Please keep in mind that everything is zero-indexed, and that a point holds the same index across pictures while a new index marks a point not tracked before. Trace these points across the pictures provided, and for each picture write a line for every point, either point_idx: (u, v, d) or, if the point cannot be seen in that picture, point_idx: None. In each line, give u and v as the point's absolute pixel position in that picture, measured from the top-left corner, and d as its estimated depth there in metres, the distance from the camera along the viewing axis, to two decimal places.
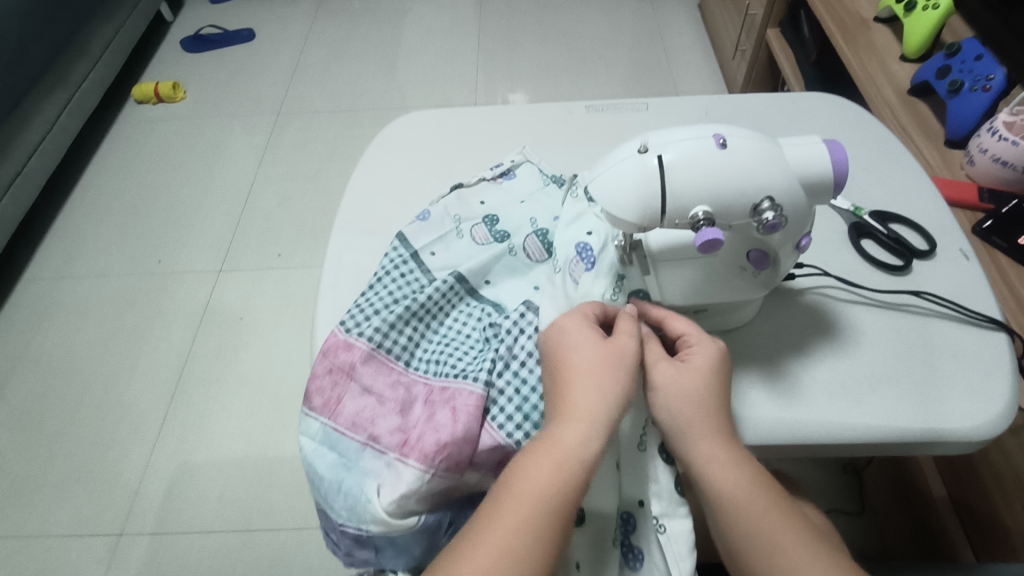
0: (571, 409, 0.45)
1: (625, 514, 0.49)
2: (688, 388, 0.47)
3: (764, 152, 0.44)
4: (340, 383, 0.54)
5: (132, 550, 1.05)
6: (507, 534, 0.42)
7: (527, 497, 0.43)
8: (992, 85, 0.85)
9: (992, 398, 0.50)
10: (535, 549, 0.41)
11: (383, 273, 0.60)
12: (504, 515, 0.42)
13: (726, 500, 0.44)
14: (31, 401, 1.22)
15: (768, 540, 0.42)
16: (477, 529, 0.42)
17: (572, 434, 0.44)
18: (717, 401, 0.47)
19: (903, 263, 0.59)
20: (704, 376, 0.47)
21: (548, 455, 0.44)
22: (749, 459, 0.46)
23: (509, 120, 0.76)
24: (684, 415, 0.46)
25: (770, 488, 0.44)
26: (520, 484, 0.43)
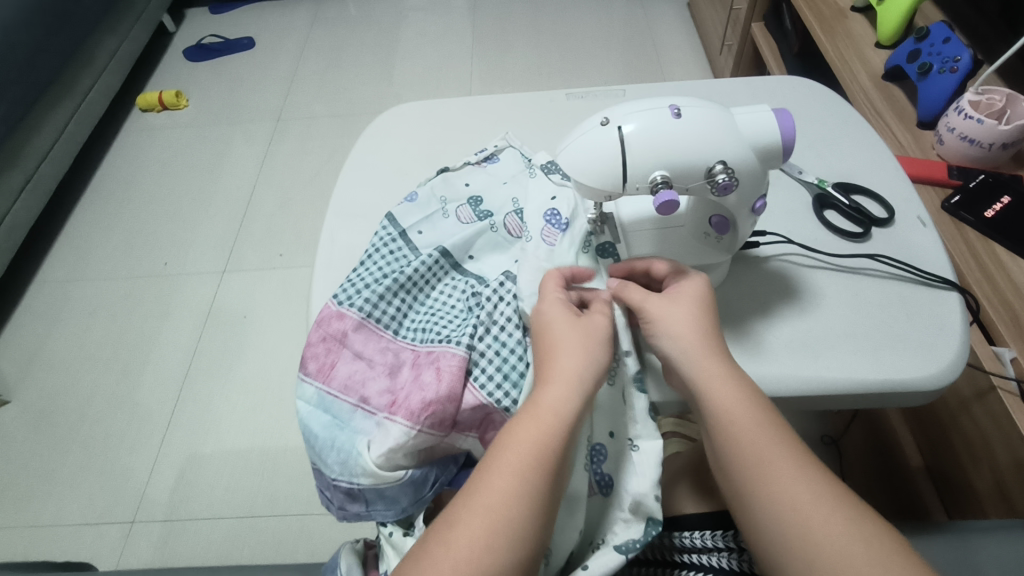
0: (557, 371, 0.49)
1: (597, 446, 0.53)
2: (680, 318, 0.51)
3: (716, 119, 0.48)
4: (333, 350, 0.58)
5: (144, 536, 1.09)
6: (504, 481, 0.45)
7: (521, 448, 0.46)
8: (959, 66, 0.88)
9: (942, 351, 0.53)
10: (531, 495, 0.44)
11: (373, 249, 0.64)
12: (501, 465, 0.45)
13: (721, 412, 0.47)
14: (46, 397, 1.27)
15: (759, 444, 0.46)
16: (478, 477, 0.45)
17: (557, 392, 0.48)
18: (708, 327, 0.51)
19: (863, 230, 0.62)
20: (692, 305, 0.51)
21: (537, 411, 0.47)
22: (742, 377, 0.49)
23: (493, 109, 0.80)
24: (681, 337, 0.50)
25: (762, 405, 0.48)
26: (515, 438, 0.46)
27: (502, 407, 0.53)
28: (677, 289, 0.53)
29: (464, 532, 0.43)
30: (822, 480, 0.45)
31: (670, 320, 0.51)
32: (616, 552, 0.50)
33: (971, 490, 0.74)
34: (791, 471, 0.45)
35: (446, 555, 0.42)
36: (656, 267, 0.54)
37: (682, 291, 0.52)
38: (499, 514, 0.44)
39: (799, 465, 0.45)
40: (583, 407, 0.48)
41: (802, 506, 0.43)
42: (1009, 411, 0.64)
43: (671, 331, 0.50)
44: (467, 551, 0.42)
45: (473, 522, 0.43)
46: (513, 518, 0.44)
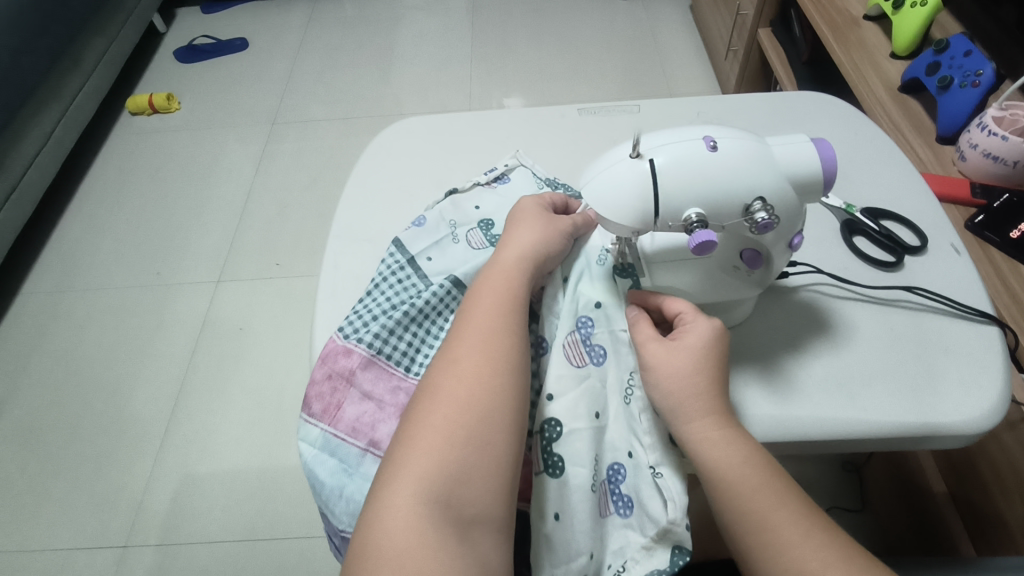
0: (492, 268, 0.53)
1: (615, 465, 0.49)
2: (677, 370, 0.47)
3: (753, 152, 0.45)
4: (339, 389, 0.54)
5: (137, 561, 1.05)
6: (463, 359, 0.47)
7: (473, 329, 0.49)
8: (981, 80, 0.85)
9: (985, 391, 0.51)
10: (494, 361, 0.47)
11: (380, 278, 0.60)
12: (458, 348, 0.48)
13: (718, 477, 0.44)
14: (34, 414, 1.23)
15: (758, 512, 0.43)
16: (439, 368, 0.48)
17: (493, 280, 0.52)
18: (707, 376, 0.47)
19: (895, 258, 0.60)
20: (689, 354, 0.48)
21: (480, 298, 0.51)
22: (743, 436, 0.46)
23: (502, 125, 0.77)
24: (677, 394, 0.47)
25: (763, 465, 0.45)
26: (464, 326, 0.49)
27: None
28: (683, 333, 0.49)
29: (433, 408, 0.45)
30: (834, 545, 0.42)
31: (664, 372, 0.48)
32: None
33: (999, 521, 0.72)
34: (798, 537, 0.42)
35: (425, 431, 0.44)
36: (669, 305, 0.52)
37: (684, 336, 0.49)
38: (467, 385, 0.46)
39: (805, 530, 0.42)
40: (524, 285, 0.51)
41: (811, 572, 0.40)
42: None
43: (664, 387, 0.47)
44: (442, 423, 0.44)
45: (441, 399, 0.45)
46: (480, 384, 0.46)
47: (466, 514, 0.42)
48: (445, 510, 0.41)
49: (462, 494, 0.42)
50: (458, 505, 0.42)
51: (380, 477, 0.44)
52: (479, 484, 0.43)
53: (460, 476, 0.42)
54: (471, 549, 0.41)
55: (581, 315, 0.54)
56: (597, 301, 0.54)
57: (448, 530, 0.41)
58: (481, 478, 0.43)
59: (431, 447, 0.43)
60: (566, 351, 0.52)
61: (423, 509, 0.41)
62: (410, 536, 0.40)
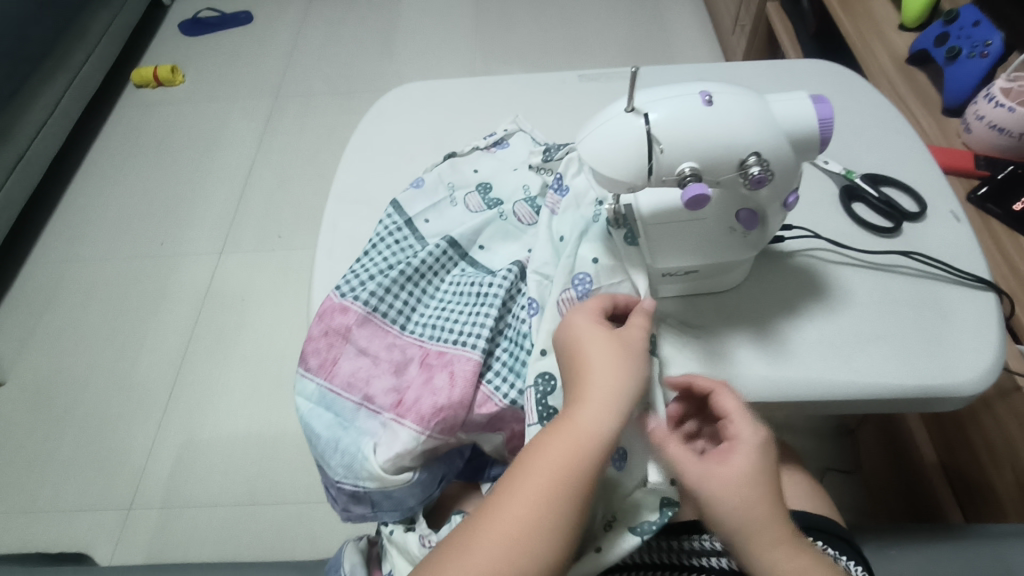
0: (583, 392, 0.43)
1: None
2: (735, 501, 0.43)
3: (750, 108, 0.44)
4: (336, 345, 0.55)
5: (141, 523, 1.07)
6: (539, 480, 0.41)
7: (564, 440, 0.42)
8: (989, 51, 0.84)
9: (976, 355, 0.51)
10: (563, 497, 0.41)
11: (377, 239, 0.60)
12: (516, 494, 0.41)
13: None
14: (40, 380, 1.25)
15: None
16: (517, 472, 0.42)
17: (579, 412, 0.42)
18: (767, 492, 0.43)
19: (893, 225, 0.59)
20: (743, 476, 0.43)
21: (582, 396, 0.43)
22: (807, 553, 0.44)
23: (502, 91, 0.76)
24: (743, 526, 0.43)
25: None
26: (556, 435, 0.42)
27: (509, 401, 0.51)
28: (727, 456, 0.44)
29: (490, 531, 0.41)
30: None
31: (718, 500, 0.43)
32: (631, 535, 0.46)
33: (989, 490, 0.72)
34: None
35: (477, 551, 0.40)
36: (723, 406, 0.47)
37: (732, 457, 0.44)
38: (532, 517, 0.40)
39: None
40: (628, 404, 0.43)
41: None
42: None
43: (729, 521, 0.43)
44: (495, 550, 0.40)
45: (503, 522, 0.41)
46: (539, 527, 0.40)
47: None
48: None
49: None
50: None
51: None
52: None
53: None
54: None
55: (578, 272, 0.54)
56: (595, 257, 0.54)
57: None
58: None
59: (481, 568, 0.40)
60: (560, 305, 0.52)
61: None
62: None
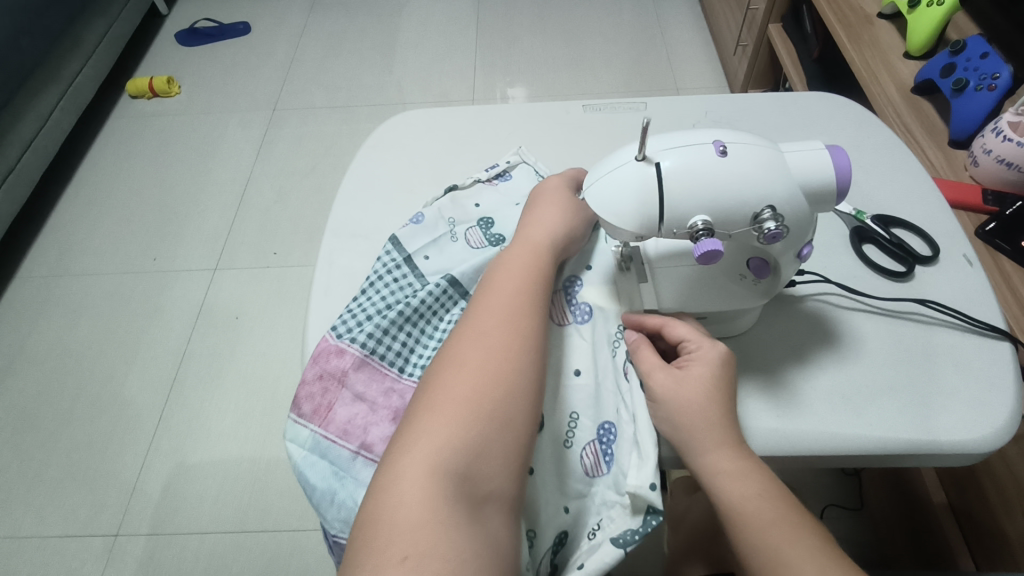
0: (518, 245, 0.52)
1: (606, 425, 0.49)
2: (687, 403, 0.45)
3: (765, 158, 0.43)
4: (331, 390, 0.52)
5: (129, 550, 1.05)
6: (490, 326, 0.46)
7: (502, 294, 0.48)
8: (998, 84, 0.83)
9: (994, 410, 0.49)
10: (521, 331, 0.46)
11: (375, 277, 0.58)
12: (479, 321, 0.47)
13: (730, 509, 0.43)
14: (28, 399, 1.22)
15: (772, 546, 0.41)
16: (466, 329, 0.47)
17: (518, 258, 0.51)
18: (720, 403, 0.45)
19: (905, 268, 0.58)
20: (696, 384, 0.46)
21: (507, 266, 0.50)
22: (762, 471, 0.44)
23: (504, 120, 0.75)
24: (687, 427, 0.45)
25: (782, 499, 0.43)
26: (492, 293, 0.48)
27: None
28: (688, 362, 0.47)
29: (459, 376, 0.44)
30: None
31: (671, 402, 0.46)
32: (614, 546, 0.44)
33: (999, 533, 0.70)
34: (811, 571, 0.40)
35: (455, 389, 0.43)
36: (672, 329, 0.49)
37: (689, 365, 0.47)
38: (498, 351, 0.45)
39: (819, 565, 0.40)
40: (549, 268, 0.51)
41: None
42: None
43: (677, 425, 0.45)
44: (469, 386, 0.43)
45: (468, 366, 0.44)
46: (505, 341, 0.45)
47: (482, 491, 0.40)
48: (462, 481, 0.40)
49: (479, 465, 0.40)
50: (474, 478, 0.40)
51: (398, 436, 0.42)
52: (495, 445, 0.41)
53: (482, 442, 0.41)
54: (483, 527, 0.39)
55: (571, 278, 0.55)
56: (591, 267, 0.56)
57: (463, 509, 0.39)
58: (499, 436, 0.42)
59: (458, 385, 0.43)
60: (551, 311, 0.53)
61: (439, 480, 0.39)
62: (424, 511, 0.38)
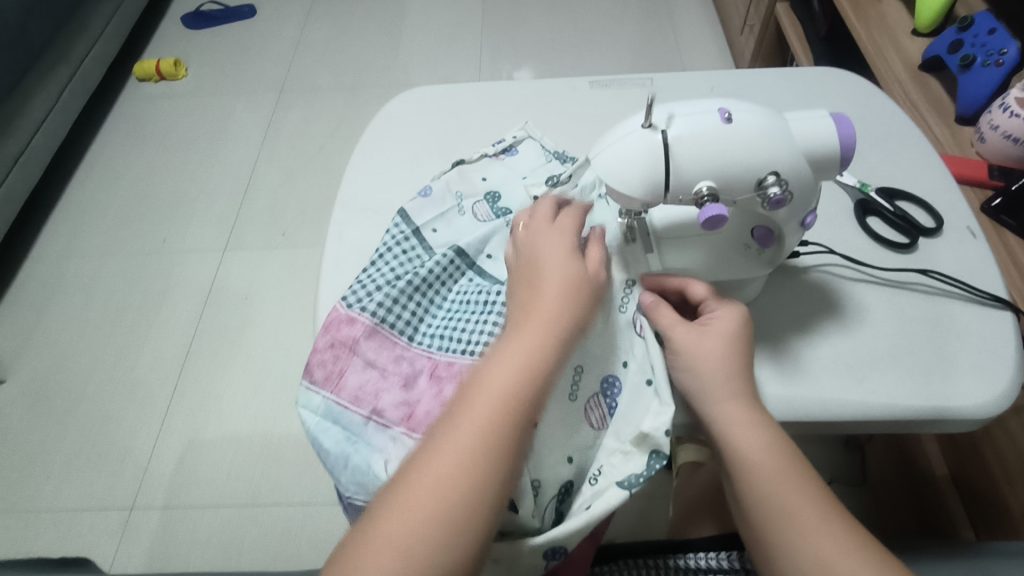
0: (530, 317, 0.46)
1: (609, 378, 0.50)
2: (705, 355, 0.47)
3: (769, 126, 0.43)
4: (342, 357, 0.54)
5: (144, 523, 1.07)
6: (461, 455, 0.41)
7: (494, 394, 0.43)
8: (1005, 60, 0.83)
9: (995, 377, 0.50)
10: (509, 439, 0.42)
11: (384, 250, 0.60)
12: (473, 413, 0.43)
13: (740, 455, 0.45)
14: (43, 377, 1.24)
15: (780, 492, 0.43)
16: (454, 426, 0.43)
17: (529, 336, 0.45)
18: (739, 359, 0.48)
19: (909, 241, 0.58)
20: (718, 339, 0.48)
21: (497, 370, 0.44)
22: (773, 429, 0.46)
23: (511, 96, 0.75)
24: (706, 376, 0.47)
25: (790, 453, 0.45)
26: (493, 379, 0.44)
27: None
28: (710, 320, 0.49)
29: (429, 491, 0.41)
30: (847, 535, 0.42)
31: (693, 354, 0.48)
32: (619, 489, 0.45)
33: (999, 503, 0.71)
34: (815, 520, 0.42)
35: (426, 493, 0.41)
36: (694, 291, 0.51)
37: (712, 323, 0.49)
38: (480, 460, 0.42)
39: (823, 514, 0.42)
40: (557, 357, 0.45)
41: (826, 558, 0.41)
42: None
43: (697, 374, 0.47)
44: (439, 494, 0.41)
45: (448, 462, 0.41)
46: (490, 446, 0.42)
47: None
48: None
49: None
50: None
51: (364, 528, 0.41)
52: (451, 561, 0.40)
53: (436, 559, 0.39)
54: None
55: None
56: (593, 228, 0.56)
57: None
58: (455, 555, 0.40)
59: (433, 488, 0.41)
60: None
61: None
62: None
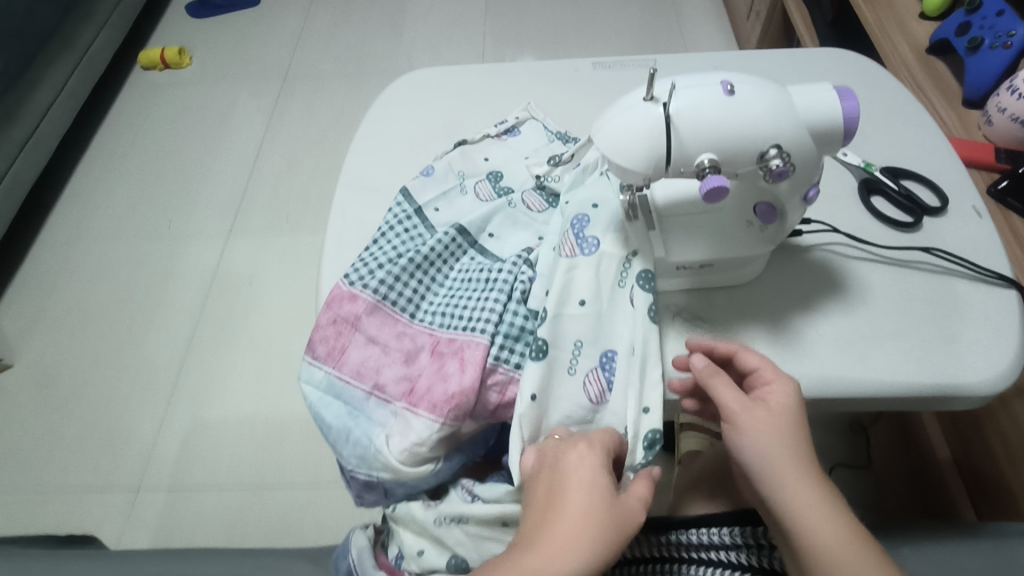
0: (584, 478, 0.40)
1: (607, 355, 0.51)
2: (766, 432, 0.42)
3: (772, 98, 0.43)
4: (344, 333, 0.54)
5: (149, 505, 1.08)
6: None
7: (548, 556, 0.36)
8: (1013, 41, 0.82)
9: (997, 355, 0.50)
10: None
11: (387, 227, 0.60)
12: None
13: (815, 544, 0.39)
14: (49, 362, 1.25)
15: None
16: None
17: (584, 493, 0.39)
18: (802, 435, 0.43)
19: (914, 220, 0.58)
20: (778, 414, 0.43)
21: (557, 531, 0.37)
22: (834, 493, 0.41)
23: (514, 77, 0.75)
24: (770, 455, 0.42)
25: (868, 542, 0.39)
26: (548, 539, 0.37)
27: (513, 366, 0.51)
28: (766, 392, 0.45)
29: None
30: None
31: (753, 431, 0.43)
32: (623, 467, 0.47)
33: (1002, 487, 0.71)
34: None
35: None
36: (744, 358, 0.47)
37: (770, 396, 0.44)
38: None
39: None
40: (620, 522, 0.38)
41: None
42: None
43: (759, 452, 0.42)
44: None
45: None
46: None
47: None
48: None
49: None
50: None
51: None
52: None
53: None
54: None
55: (576, 214, 0.56)
56: (596, 203, 0.56)
57: None
58: None
59: None
60: (557, 244, 0.55)
61: None
62: None
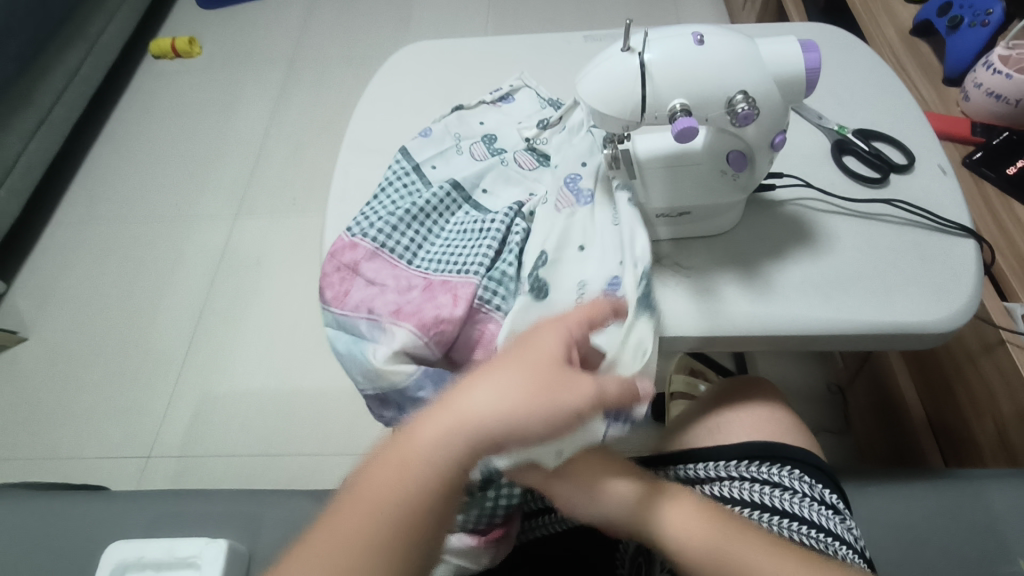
0: (541, 337, 0.39)
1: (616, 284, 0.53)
2: (674, 525, 0.45)
3: (739, 48, 0.47)
4: (347, 278, 0.58)
5: (161, 469, 1.13)
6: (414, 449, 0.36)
7: (468, 399, 0.36)
8: (991, 20, 0.86)
9: (953, 297, 0.53)
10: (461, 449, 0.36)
11: (387, 183, 0.64)
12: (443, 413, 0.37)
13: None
14: (64, 335, 1.30)
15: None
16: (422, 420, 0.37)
17: (534, 351, 0.38)
18: (696, 509, 0.46)
19: (881, 176, 0.62)
20: (667, 508, 0.46)
21: (484, 380, 0.37)
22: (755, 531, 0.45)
23: (509, 49, 0.79)
24: (693, 542, 0.45)
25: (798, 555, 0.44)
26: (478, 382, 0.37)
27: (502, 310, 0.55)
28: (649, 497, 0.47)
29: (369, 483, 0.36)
30: None
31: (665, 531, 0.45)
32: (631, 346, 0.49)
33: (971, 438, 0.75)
34: None
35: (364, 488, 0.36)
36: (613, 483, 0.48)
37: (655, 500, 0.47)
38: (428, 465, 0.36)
39: None
40: (562, 386, 0.36)
41: None
42: (1015, 368, 0.64)
43: (682, 544, 0.45)
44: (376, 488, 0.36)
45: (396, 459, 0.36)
46: (442, 452, 0.36)
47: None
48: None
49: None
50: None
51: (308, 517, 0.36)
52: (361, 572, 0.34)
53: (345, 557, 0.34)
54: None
55: (569, 174, 0.60)
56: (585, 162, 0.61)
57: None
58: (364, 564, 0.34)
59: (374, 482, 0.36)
60: (554, 199, 0.59)
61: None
62: None
